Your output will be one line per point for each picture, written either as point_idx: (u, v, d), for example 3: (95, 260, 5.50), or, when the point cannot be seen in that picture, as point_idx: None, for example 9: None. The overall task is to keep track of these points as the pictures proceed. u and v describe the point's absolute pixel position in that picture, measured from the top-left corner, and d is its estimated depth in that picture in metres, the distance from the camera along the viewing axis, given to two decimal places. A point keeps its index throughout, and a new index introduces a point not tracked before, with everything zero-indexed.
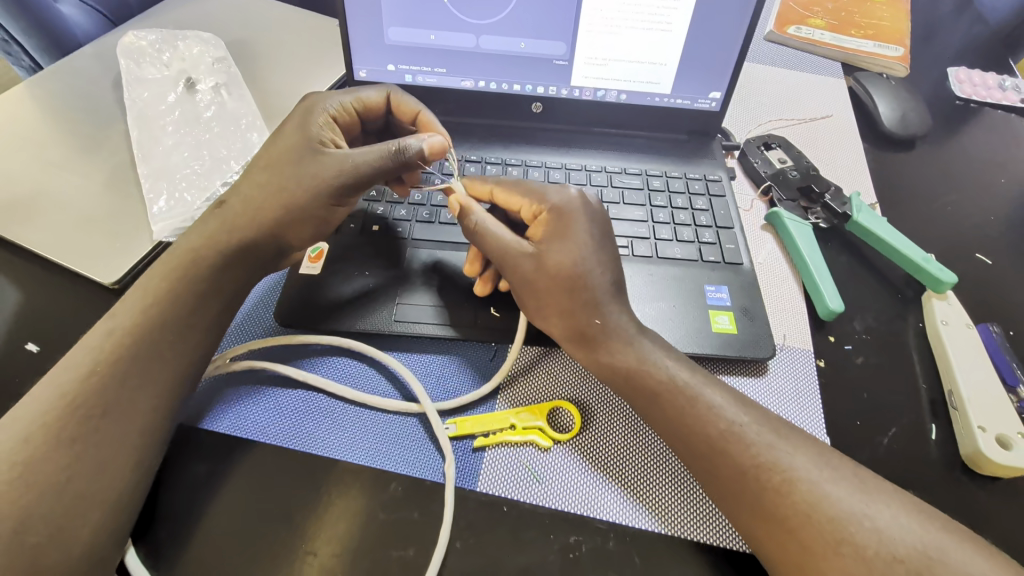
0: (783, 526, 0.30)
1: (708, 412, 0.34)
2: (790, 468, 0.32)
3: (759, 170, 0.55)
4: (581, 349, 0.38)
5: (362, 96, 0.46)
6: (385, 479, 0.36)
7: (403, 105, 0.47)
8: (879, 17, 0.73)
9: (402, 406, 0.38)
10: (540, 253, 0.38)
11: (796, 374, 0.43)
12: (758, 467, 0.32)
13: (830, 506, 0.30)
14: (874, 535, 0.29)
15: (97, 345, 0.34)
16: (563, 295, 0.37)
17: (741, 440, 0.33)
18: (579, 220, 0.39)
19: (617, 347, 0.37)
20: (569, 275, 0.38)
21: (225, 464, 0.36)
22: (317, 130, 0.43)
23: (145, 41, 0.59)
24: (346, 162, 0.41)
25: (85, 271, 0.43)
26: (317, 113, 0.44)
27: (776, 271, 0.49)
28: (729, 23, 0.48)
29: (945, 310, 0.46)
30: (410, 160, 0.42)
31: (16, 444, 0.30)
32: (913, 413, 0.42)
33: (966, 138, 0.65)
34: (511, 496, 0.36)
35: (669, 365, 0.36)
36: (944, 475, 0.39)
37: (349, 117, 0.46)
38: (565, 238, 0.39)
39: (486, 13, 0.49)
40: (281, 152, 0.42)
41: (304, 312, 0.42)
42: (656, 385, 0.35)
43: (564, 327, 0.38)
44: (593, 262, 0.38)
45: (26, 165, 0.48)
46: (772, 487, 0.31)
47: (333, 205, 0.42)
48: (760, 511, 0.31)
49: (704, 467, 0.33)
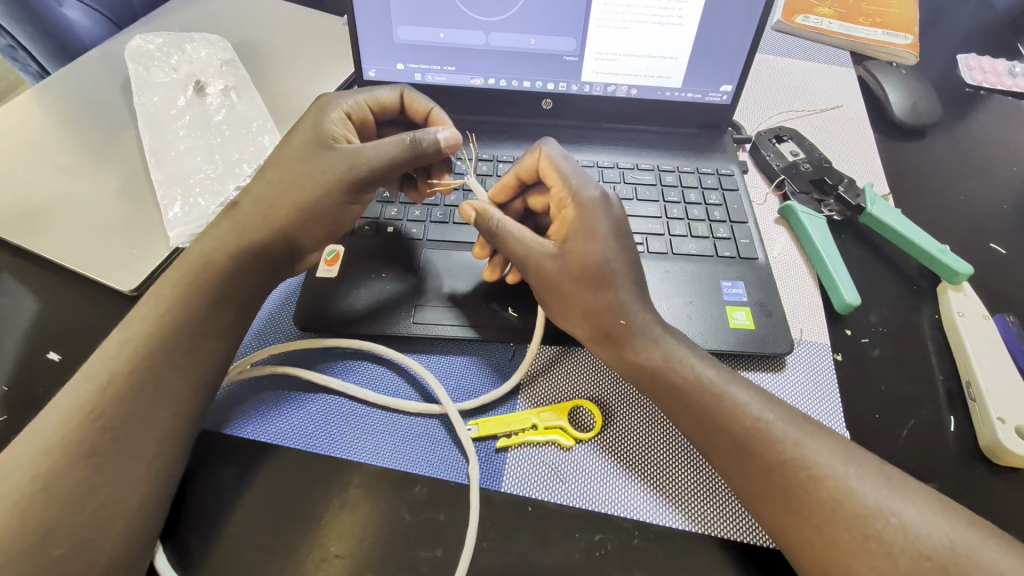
0: (811, 522, 0.31)
1: (734, 409, 0.34)
2: (816, 464, 0.32)
3: (772, 162, 0.55)
4: (605, 347, 0.38)
5: (375, 94, 0.46)
6: (409, 480, 0.36)
7: (416, 103, 0.46)
8: (887, 5, 0.72)
9: (424, 407, 0.39)
10: (563, 253, 0.38)
11: (814, 369, 0.43)
12: (784, 464, 0.32)
13: (857, 502, 0.30)
14: (901, 531, 0.29)
15: (122, 353, 0.34)
16: (588, 295, 0.38)
17: (767, 436, 0.33)
18: (602, 216, 0.39)
19: (643, 346, 0.37)
20: (595, 275, 0.38)
21: (251, 470, 0.36)
22: (330, 126, 0.43)
23: (153, 44, 0.59)
24: (361, 154, 0.41)
25: (104, 279, 0.43)
26: (330, 110, 0.44)
27: (791, 265, 0.49)
28: (741, 16, 0.47)
29: (961, 301, 0.46)
30: (427, 152, 0.41)
31: (42, 455, 0.30)
32: (932, 404, 0.42)
33: (977, 126, 0.64)
34: (536, 496, 0.36)
35: (694, 363, 0.36)
36: (964, 467, 0.39)
37: (364, 115, 0.45)
38: (589, 236, 0.39)
39: (496, 10, 0.48)
40: (294, 149, 0.42)
41: (325, 313, 0.42)
42: (682, 383, 0.36)
43: (589, 327, 0.38)
44: (617, 260, 0.38)
45: (39, 172, 0.48)
46: (799, 483, 0.31)
47: (347, 203, 0.42)
48: (786, 508, 0.31)
49: (730, 464, 0.33)
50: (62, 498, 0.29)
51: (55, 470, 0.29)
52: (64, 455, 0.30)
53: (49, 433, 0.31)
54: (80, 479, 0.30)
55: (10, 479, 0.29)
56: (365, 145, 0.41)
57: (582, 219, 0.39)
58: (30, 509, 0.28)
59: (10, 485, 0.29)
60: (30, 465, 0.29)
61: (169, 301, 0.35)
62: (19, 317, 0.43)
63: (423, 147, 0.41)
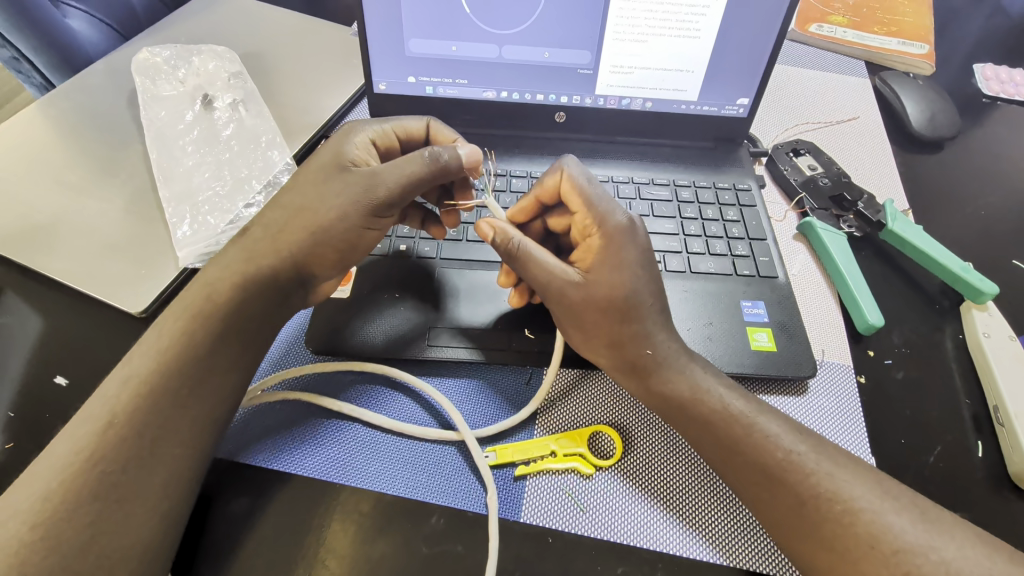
0: (846, 559, 0.30)
1: (765, 441, 0.33)
2: (850, 497, 0.31)
3: (790, 178, 0.54)
4: (629, 376, 0.37)
5: (403, 123, 0.45)
6: (426, 511, 0.35)
7: (442, 135, 0.46)
8: (902, 13, 0.71)
9: (440, 435, 0.38)
10: (588, 282, 0.38)
11: (837, 391, 0.42)
12: (817, 497, 0.31)
13: (894, 538, 0.30)
14: (942, 567, 0.29)
15: (131, 382, 0.33)
16: (613, 326, 0.37)
17: (799, 469, 0.32)
18: (629, 244, 0.38)
19: (670, 376, 0.36)
20: (621, 306, 0.37)
21: (265, 500, 0.35)
22: (353, 148, 0.42)
23: (160, 57, 0.58)
24: (381, 174, 0.39)
25: (111, 300, 0.42)
26: (355, 134, 0.43)
27: (810, 284, 0.48)
28: (761, 29, 0.46)
29: (986, 322, 0.45)
30: (449, 165, 0.40)
31: (57, 491, 0.29)
32: (957, 429, 0.41)
33: (996, 137, 0.63)
34: (557, 526, 0.35)
35: (721, 393, 0.36)
36: (993, 494, 0.38)
37: (390, 143, 0.45)
38: (615, 266, 0.38)
39: (510, 23, 0.47)
40: (310, 172, 0.41)
41: (341, 339, 0.41)
42: (709, 414, 0.35)
43: (614, 359, 0.37)
44: (644, 290, 0.38)
45: (45, 189, 0.48)
46: (833, 517, 0.31)
47: (365, 227, 0.40)
48: (820, 543, 0.30)
49: (759, 496, 0.33)
50: (79, 535, 0.29)
51: (70, 508, 0.29)
52: (81, 491, 0.30)
53: (62, 467, 0.30)
54: (98, 515, 0.29)
55: (24, 517, 0.29)
56: (385, 165, 0.40)
57: (607, 248, 0.38)
58: (47, 547, 0.28)
59: (25, 524, 0.28)
60: (45, 503, 0.29)
61: (183, 327, 0.35)
62: (24, 338, 0.42)
63: (445, 160, 0.40)
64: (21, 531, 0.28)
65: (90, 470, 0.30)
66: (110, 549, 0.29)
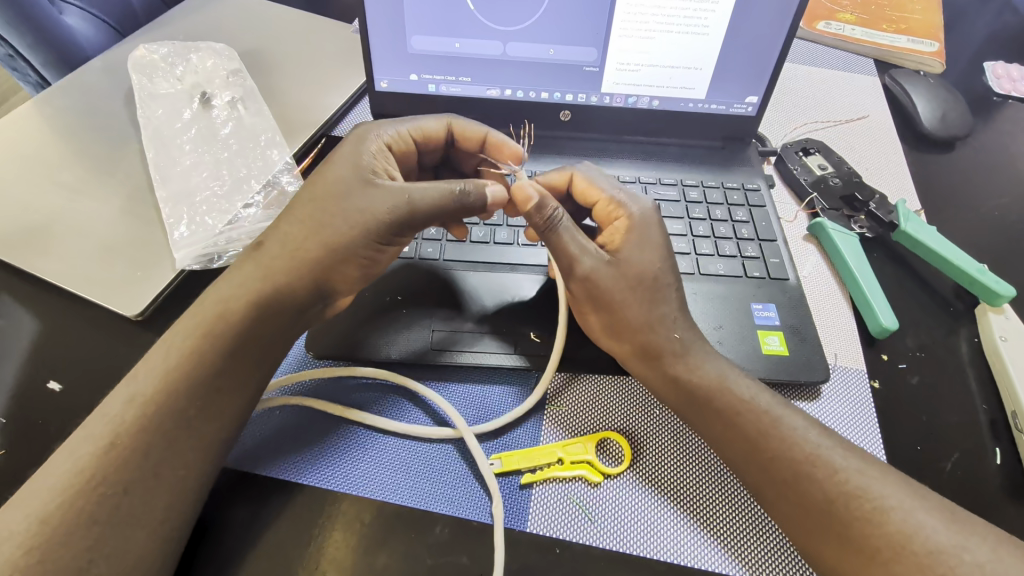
0: (877, 558, 0.29)
1: (793, 433, 0.33)
2: (880, 495, 0.30)
3: (800, 177, 0.53)
4: (648, 365, 0.37)
5: (419, 124, 0.44)
6: (430, 519, 0.34)
7: (466, 132, 0.45)
8: (912, 11, 0.70)
9: (436, 432, 0.37)
10: (621, 264, 0.38)
11: (850, 396, 0.41)
12: (846, 495, 0.31)
13: (926, 539, 0.29)
14: (977, 569, 0.28)
15: (128, 388, 0.32)
16: (642, 306, 0.37)
17: (826, 465, 0.32)
18: (654, 229, 0.39)
19: (697, 363, 0.36)
20: (649, 287, 0.37)
21: (268, 508, 0.35)
22: (371, 158, 0.40)
23: (157, 54, 0.57)
24: (412, 194, 0.38)
25: (106, 302, 0.41)
26: (369, 141, 0.41)
27: (822, 286, 0.47)
28: (772, 25, 0.45)
29: (1002, 325, 0.44)
30: (474, 204, 0.40)
31: (62, 497, 0.29)
32: (975, 434, 0.40)
33: (1008, 136, 0.62)
34: (564, 536, 0.34)
35: (747, 385, 0.35)
36: (1013, 501, 0.37)
37: (405, 146, 0.44)
38: (643, 247, 0.38)
39: (515, 19, 0.46)
40: (326, 182, 0.39)
41: (344, 343, 0.40)
42: (736, 403, 0.34)
43: (638, 342, 0.37)
44: (669, 272, 0.38)
45: (38, 189, 0.47)
46: (862, 516, 0.30)
47: (377, 248, 0.39)
48: (846, 545, 0.30)
49: (785, 494, 0.32)
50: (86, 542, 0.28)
51: (77, 514, 0.28)
52: (88, 498, 0.29)
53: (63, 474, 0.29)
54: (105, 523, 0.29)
55: (29, 525, 0.28)
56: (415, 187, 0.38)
57: (639, 232, 0.39)
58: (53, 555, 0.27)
59: (30, 533, 0.28)
60: (51, 510, 0.28)
61: (194, 327, 0.34)
62: (19, 341, 0.41)
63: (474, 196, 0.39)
64: (24, 540, 0.28)
65: (96, 476, 0.29)
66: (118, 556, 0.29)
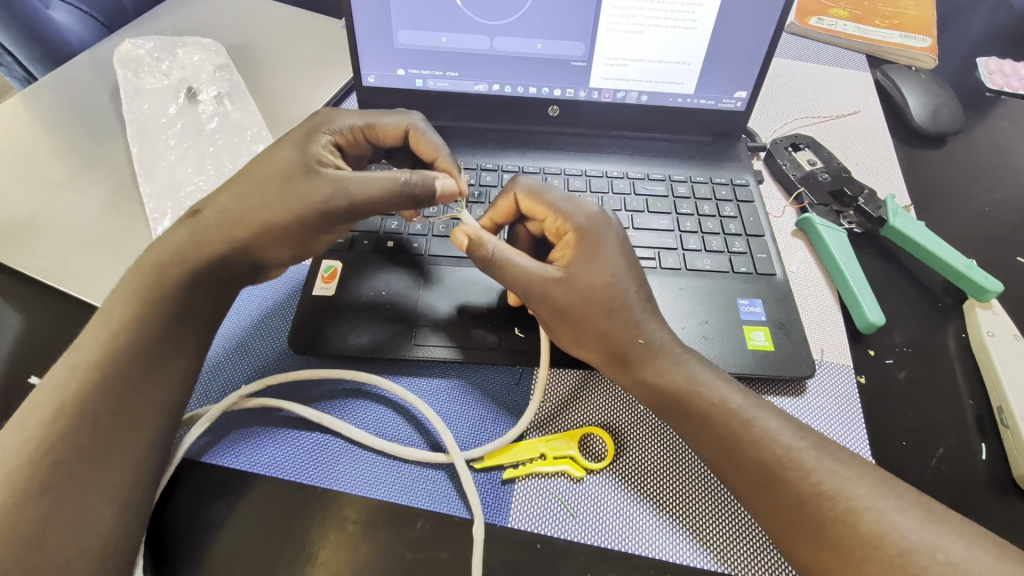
0: (849, 560, 0.29)
1: (765, 436, 0.33)
2: (853, 496, 0.30)
3: (788, 172, 0.53)
4: (620, 367, 0.36)
5: (378, 121, 0.43)
6: (409, 516, 0.34)
7: (425, 143, 0.44)
8: (904, 6, 0.70)
9: (426, 456, 0.36)
10: (570, 279, 0.37)
11: (836, 393, 0.41)
12: (821, 496, 0.30)
13: (899, 538, 0.29)
14: (950, 568, 0.28)
15: (85, 387, 0.31)
16: (601, 318, 0.36)
17: (799, 466, 0.31)
18: (605, 236, 0.39)
19: (667, 366, 0.35)
20: (605, 299, 0.36)
21: (243, 504, 0.34)
22: (320, 150, 0.40)
23: (143, 49, 0.57)
24: (348, 186, 0.37)
25: (87, 296, 0.41)
26: (321, 133, 0.41)
27: (810, 281, 0.47)
28: (758, 20, 0.45)
29: (989, 320, 0.44)
30: (420, 195, 0.39)
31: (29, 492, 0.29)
32: (961, 431, 0.40)
33: (1001, 132, 0.62)
34: (545, 532, 0.34)
35: (720, 387, 0.35)
36: (996, 498, 0.37)
37: (355, 141, 0.43)
38: (594, 258, 0.38)
39: (502, 13, 0.46)
40: (274, 168, 0.38)
41: (321, 345, 0.40)
42: (709, 404, 0.34)
43: (605, 350, 0.36)
44: (626, 278, 0.37)
45: (22, 184, 0.46)
46: (836, 517, 0.30)
47: (321, 232, 0.39)
48: (822, 543, 0.30)
49: (760, 493, 0.32)
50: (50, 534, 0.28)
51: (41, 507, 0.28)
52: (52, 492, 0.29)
53: (27, 468, 0.29)
54: (76, 517, 0.28)
55: None
56: (353, 175, 0.38)
57: (585, 244, 0.38)
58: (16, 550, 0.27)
59: None
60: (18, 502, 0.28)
61: None
62: None
63: (415, 188, 0.38)
64: None
65: (64, 468, 0.29)
66: (87, 551, 0.28)
